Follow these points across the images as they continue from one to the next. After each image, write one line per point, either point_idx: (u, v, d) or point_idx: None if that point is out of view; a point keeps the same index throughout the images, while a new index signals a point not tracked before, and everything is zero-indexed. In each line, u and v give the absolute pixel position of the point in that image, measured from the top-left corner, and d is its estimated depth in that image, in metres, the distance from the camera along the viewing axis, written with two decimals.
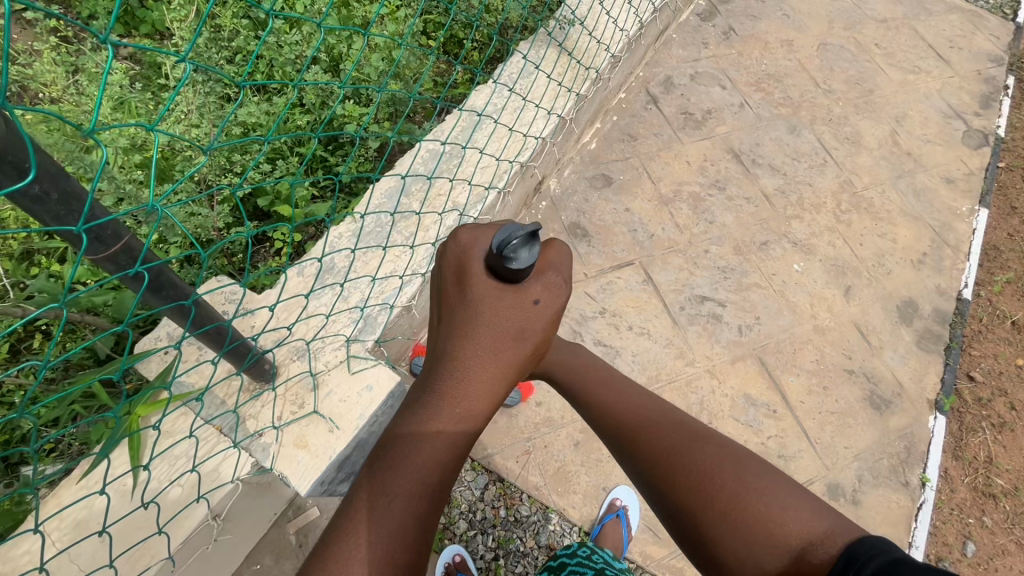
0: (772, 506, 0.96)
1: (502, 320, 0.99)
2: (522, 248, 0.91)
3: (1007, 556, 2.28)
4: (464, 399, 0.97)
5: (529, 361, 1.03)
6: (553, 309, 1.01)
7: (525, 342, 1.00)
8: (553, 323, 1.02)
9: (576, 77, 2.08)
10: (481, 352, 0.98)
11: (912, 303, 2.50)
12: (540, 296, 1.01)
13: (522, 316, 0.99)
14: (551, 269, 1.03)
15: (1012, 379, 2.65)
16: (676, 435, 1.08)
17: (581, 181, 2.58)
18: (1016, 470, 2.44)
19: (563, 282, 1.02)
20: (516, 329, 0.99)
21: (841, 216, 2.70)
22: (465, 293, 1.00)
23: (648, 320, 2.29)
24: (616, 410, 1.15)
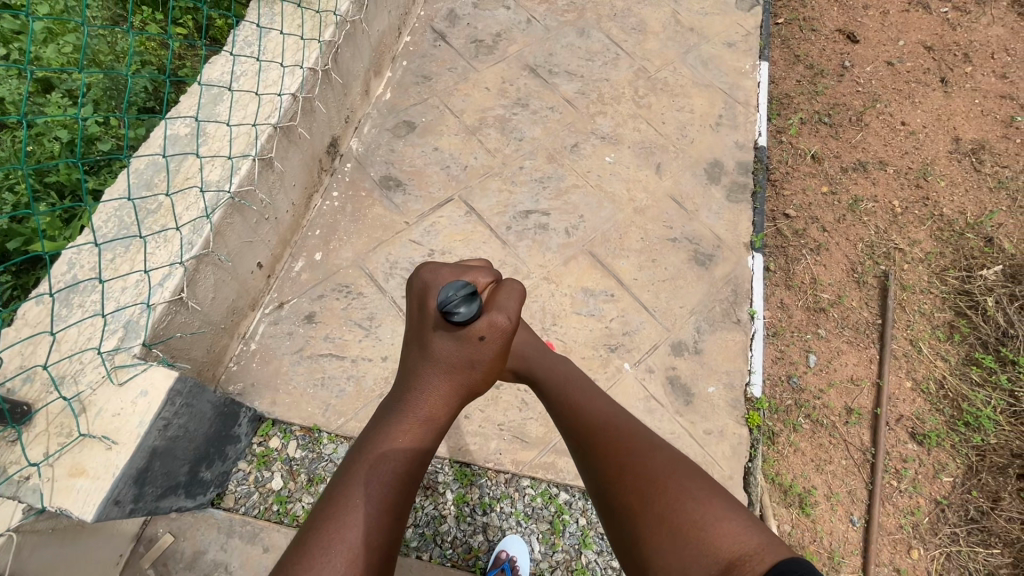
0: (712, 515, 0.95)
1: (456, 355, 1.12)
2: (462, 305, 1.08)
3: (843, 355, 2.56)
4: (421, 401, 1.12)
5: (480, 384, 1.18)
6: (501, 341, 1.13)
7: (477, 370, 1.15)
8: (501, 354, 1.15)
9: (316, 25, 1.95)
10: (435, 381, 1.12)
11: (717, 163, 2.69)
12: (486, 332, 1.11)
13: (472, 351, 1.12)
14: (498, 308, 1.12)
15: (821, 205, 2.95)
16: (629, 440, 1.13)
17: (384, 133, 2.52)
18: (837, 281, 2.74)
19: (508, 319, 1.12)
20: (464, 361, 1.13)
21: (641, 101, 2.82)
22: (427, 343, 1.14)
23: (478, 248, 2.31)
24: (588, 408, 1.24)
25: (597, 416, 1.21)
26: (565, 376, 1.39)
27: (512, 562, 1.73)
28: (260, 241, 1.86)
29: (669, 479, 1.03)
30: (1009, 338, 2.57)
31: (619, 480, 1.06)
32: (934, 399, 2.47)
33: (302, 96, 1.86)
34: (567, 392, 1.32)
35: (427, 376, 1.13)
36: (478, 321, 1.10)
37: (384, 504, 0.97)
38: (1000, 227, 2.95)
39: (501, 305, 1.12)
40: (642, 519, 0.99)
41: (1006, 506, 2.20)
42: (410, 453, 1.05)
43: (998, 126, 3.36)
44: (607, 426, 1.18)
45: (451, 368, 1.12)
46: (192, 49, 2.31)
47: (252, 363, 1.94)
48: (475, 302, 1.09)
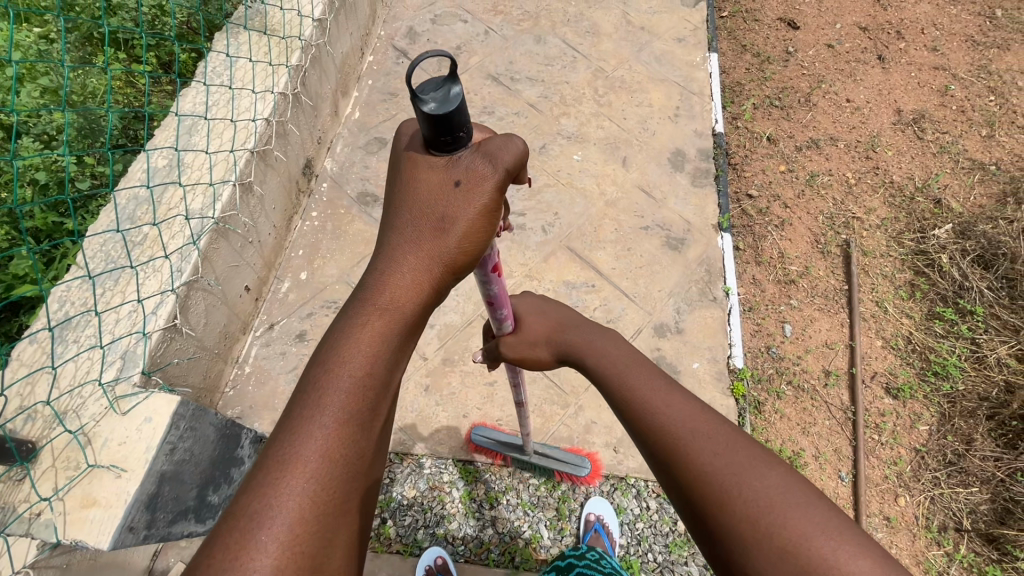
0: (836, 552, 0.72)
1: (432, 209, 0.91)
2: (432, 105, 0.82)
3: (816, 322, 2.69)
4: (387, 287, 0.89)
5: (464, 256, 0.93)
6: (485, 192, 0.90)
7: (453, 233, 0.91)
8: (488, 211, 0.91)
9: (283, 51, 2.01)
10: (404, 253, 0.91)
11: (679, 152, 2.82)
12: (462, 176, 0.90)
13: (450, 201, 0.90)
14: (488, 153, 0.90)
15: (781, 183, 3.10)
16: (727, 456, 0.84)
17: (357, 151, 2.57)
18: (803, 253, 2.89)
19: (496, 165, 0.89)
20: (436, 220, 0.90)
21: (601, 100, 2.94)
22: (395, 203, 0.93)
23: None
24: (661, 409, 0.93)
25: (675, 419, 0.91)
26: (625, 361, 1.06)
27: (600, 521, 1.86)
28: (246, 265, 1.89)
29: (779, 508, 0.77)
30: (966, 290, 2.73)
31: (719, 511, 0.80)
32: (904, 354, 2.61)
33: (275, 120, 1.92)
34: (627, 384, 1.00)
35: (395, 251, 0.91)
36: (461, 159, 0.89)
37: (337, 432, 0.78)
38: (946, 189, 3.14)
39: (492, 154, 0.89)
40: (752, 558, 0.75)
41: (979, 447, 2.33)
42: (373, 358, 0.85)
43: (934, 95, 3.58)
44: (699, 437, 0.88)
45: (423, 230, 0.91)
46: (158, 84, 2.32)
47: (248, 386, 1.96)
48: (452, 88, 0.81)
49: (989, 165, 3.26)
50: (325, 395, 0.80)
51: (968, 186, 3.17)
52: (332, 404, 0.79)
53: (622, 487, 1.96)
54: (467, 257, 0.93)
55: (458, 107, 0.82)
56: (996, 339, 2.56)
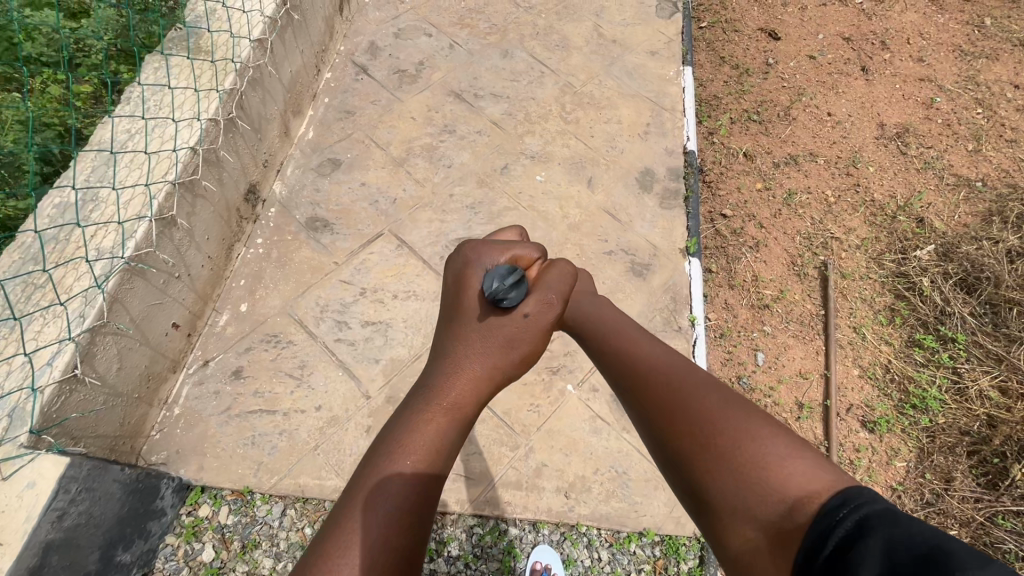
0: (787, 472, 0.80)
1: (498, 330, 1.18)
2: (511, 292, 1.14)
3: (790, 350, 2.57)
4: (460, 377, 1.12)
5: (517, 369, 1.21)
6: (545, 323, 1.21)
7: (516, 350, 1.19)
8: (543, 338, 1.22)
9: (215, 74, 1.90)
10: (477, 357, 1.16)
11: (648, 172, 2.70)
12: (529, 310, 1.19)
13: (515, 329, 1.18)
14: (545, 290, 1.22)
15: (757, 202, 2.99)
16: (681, 391, 0.99)
17: (308, 173, 2.47)
18: (778, 276, 2.77)
19: (554, 300, 1.21)
20: (504, 339, 1.18)
21: (568, 117, 2.83)
22: (468, 321, 1.19)
23: (410, 282, 2.25)
24: (655, 374, 1.05)
25: (665, 381, 1.02)
26: (626, 337, 1.18)
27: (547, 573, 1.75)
28: (170, 302, 1.79)
29: (744, 444, 0.86)
30: (947, 315, 2.60)
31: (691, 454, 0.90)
32: (882, 384, 2.48)
33: (203, 148, 1.81)
34: (622, 359, 1.13)
35: (467, 352, 1.16)
36: (527, 302, 1.19)
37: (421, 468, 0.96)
38: (929, 207, 3.02)
39: (560, 293, 1.22)
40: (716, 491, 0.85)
41: (958, 487, 2.21)
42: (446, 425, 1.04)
43: (919, 108, 3.46)
44: (660, 377, 1.04)
45: (491, 338, 1.17)
46: (77, 92, 2.16)
47: (176, 429, 1.86)
48: (522, 281, 1.16)
49: (975, 181, 3.14)
50: (406, 446, 0.98)
51: (952, 204, 3.04)
52: (415, 452, 0.97)
53: (571, 536, 1.85)
54: (523, 364, 1.22)
55: (524, 295, 1.17)
56: (979, 369, 2.44)
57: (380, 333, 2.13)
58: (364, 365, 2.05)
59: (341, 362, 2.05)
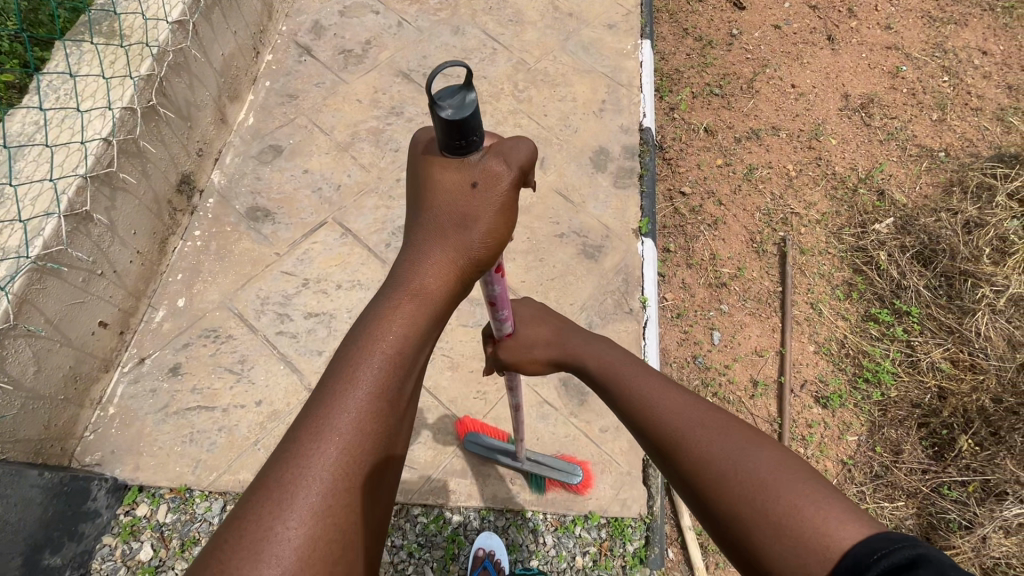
0: (821, 511, 0.74)
1: (449, 202, 0.90)
2: (451, 107, 0.81)
3: (746, 328, 2.55)
4: (420, 274, 0.88)
5: (486, 253, 0.92)
6: (502, 194, 0.90)
7: (476, 231, 0.90)
8: (505, 211, 0.91)
9: (131, 61, 1.82)
10: (431, 241, 0.90)
11: (602, 150, 2.64)
12: (478, 178, 0.89)
13: (464, 202, 0.90)
14: (502, 154, 0.91)
15: (717, 178, 2.94)
16: (708, 428, 0.88)
17: (249, 160, 2.38)
18: (736, 254, 2.74)
19: (511, 165, 0.90)
20: (458, 216, 0.90)
21: (521, 95, 2.75)
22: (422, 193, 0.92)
23: (355, 272, 2.20)
24: (654, 404, 0.96)
25: (672, 416, 0.92)
26: (620, 361, 1.09)
27: (491, 558, 1.75)
28: (94, 300, 1.74)
29: (764, 475, 0.79)
30: (903, 289, 2.59)
31: (716, 490, 0.82)
32: (837, 360, 2.48)
33: (119, 139, 1.73)
34: (617, 378, 1.05)
35: (422, 244, 0.91)
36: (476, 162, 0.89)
37: (378, 384, 0.79)
38: (890, 179, 2.98)
39: (507, 153, 0.90)
40: (755, 538, 0.76)
41: (907, 458, 2.22)
42: (408, 329, 0.84)
43: (884, 78, 3.40)
44: (679, 418, 0.92)
45: (445, 222, 0.90)
46: None
47: (111, 429, 1.81)
48: (468, 95, 0.82)
49: (938, 151, 3.10)
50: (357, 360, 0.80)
51: (914, 175, 3.00)
52: (366, 373, 0.79)
53: (517, 522, 1.85)
54: (489, 253, 0.93)
55: (475, 118, 0.83)
56: (931, 342, 2.43)
57: (323, 324, 2.08)
58: (306, 357, 2.01)
59: (283, 355, 2.01)
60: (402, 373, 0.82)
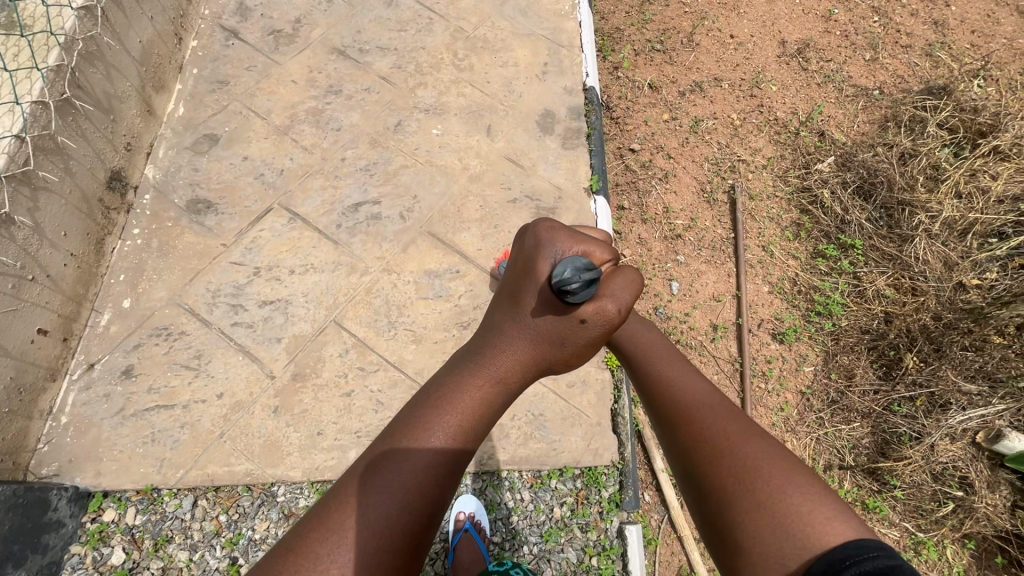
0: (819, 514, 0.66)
1: (551, 330, 0.83)
2: (580, 288, 0.77)
3: (703, 276, 2.62)
4: (501, 358, 0.83)
5: (566, 368, 0.88)
6: (600, 331, 0.83)
7: (565, 348, 0.84)
8: (598, 344, 0.84)
9: (38, 50, 1.72)
10: (517, 341, 0.83)
11: (548, 113, 2.63)
12: (589, 315, 0.81)
13: (568, 327, 0.83)
14: (613, 292, 0.82)
15: (665, 133, 2.97)
16: (721, 416, 0.82)
17: (183, 152, 2.29)
18: (688, 205, 2.79)
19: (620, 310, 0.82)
20: (553, 338, 0.83)
21: (461, 63, 2.71)
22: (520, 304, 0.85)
23: (308, 256, 2.16)
24: (678, 387, 0.90)
25: (690, 395, 0.88)
26: (650, 342, 1.04)
27: (471, 520, 1.79)
28: (29, 306, 1.67)
29: (763, 461, 0.72)
30: (847, 223, 2.69)
31: (711, 469, 0.75)
32: (790, 297, 2.57)
33: (33, 135, 1.64)
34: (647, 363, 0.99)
35: (511, 332, 0.84)
36: (587, 304, 0.80)
37: (460, 438, 0.78)
38: (829, 120, 3.07)
39: (615, 292, 0.82)
40: (738, 515, 0.69)
41: (859, 382, 2.33)
42: (484, 414, 0.81)
43: (819, 22, 3.47)
44: (697, 404, 0.86)
45: (540, 335, 0.83)
46: None
47: (66, 438, 1.76)
48: (594, 275, 0.78)
49: (872, 90, 3.20)
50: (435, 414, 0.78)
51: (851, 114, 3.10)
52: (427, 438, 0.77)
53: (493, 482, 1.89)
54: (572, 361, 0.87)
55: (594, 290, 0.78)
56: (875, 271, 2.53)
57: (279, 312, 2.05)
58: (265, 346, 1.98)
59: (240, 346, 1.97)
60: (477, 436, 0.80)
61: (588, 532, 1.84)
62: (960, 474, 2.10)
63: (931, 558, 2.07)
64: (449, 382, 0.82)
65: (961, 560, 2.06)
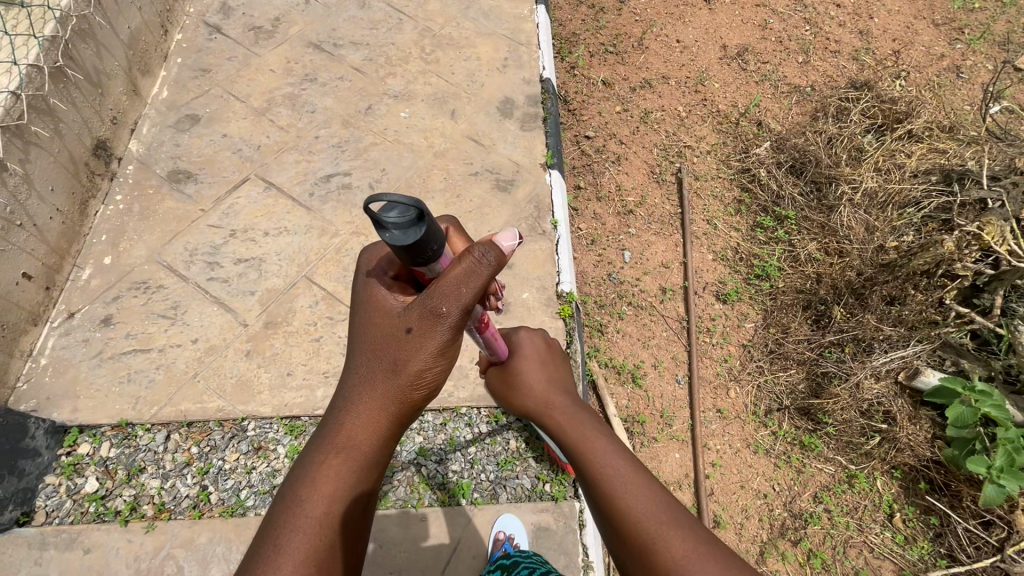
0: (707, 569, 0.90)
1: (385, 339, 0.94)
2: (398, 232, 0.78)
3: (653, 246, 2.84)
4: (373, 385, 0.96)
5: (412, 392, 0.96)
6: (435, 335, 0.90)
7: (406, 366, 0.93)
8: (436, 350, 0.92)
9: (37, 24, 1.94)
10: (370, 363, 0.95)
11: (508, 100, 2.88)
12: (418, 323, 0.90)
13: (400, 343, 0.92)
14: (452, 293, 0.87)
15: (617, 122, 3.24)
16: (631, 482, 1.05)
17: (166, 130, 2.46)
18: (639, 185, 3.04)
19: (453, 310, 0.88)
20: (391, 360, 0.94)
21: (429, 57, 2.96)
22: (371, 309, 0.96)
23: (281, 220, 2.32)
24: (599, 457, 1.11)
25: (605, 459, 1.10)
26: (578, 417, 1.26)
27: (511, 541, 1.78)
28: (16, 251, 1.81)
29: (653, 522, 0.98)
30: (782, 198, 2.96)
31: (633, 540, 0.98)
32: (732, 263, 2.79)
33: (28, 94, 1.83)
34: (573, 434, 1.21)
35: (369, 360, 0.96)
36: (420, 299, 0.89)
37: (352, 482, 0.94)
38: (766, 112, 3.37)
39: (459, 292, 0.86)
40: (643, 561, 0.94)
41: (795, 333, 2.53)
42: (368, 444, 0.95)
43: (756, 30, 3.83)
44: (614, 475, 1.07)
45: (382, 347, 0.94)
46: None
47: (44, 378, 1.86)
48: (416, 231, 0.78)
49: (805, 87, 3.53)
50: (302, 505, 0.89)
51: (786, 107, 3.41)
52: (340, 463, 0.93)
53: (452, 419, 2.02)
54: (418, 391, 0.97)
55: (417, 246, 0.79)
56: (807, 238, 2.79)
57: (253, 268, 2.19)
58: (239, 298, 2.11)
59: (215, 298, 2.10)
60: (359, 489, 0.94)
61: (543, 461, 1.97)
62: (884, 409, 2.31)
63: (864, 489, 2.24)
64: (306, 463, 0.93)
65: (890, 490, 2.23)
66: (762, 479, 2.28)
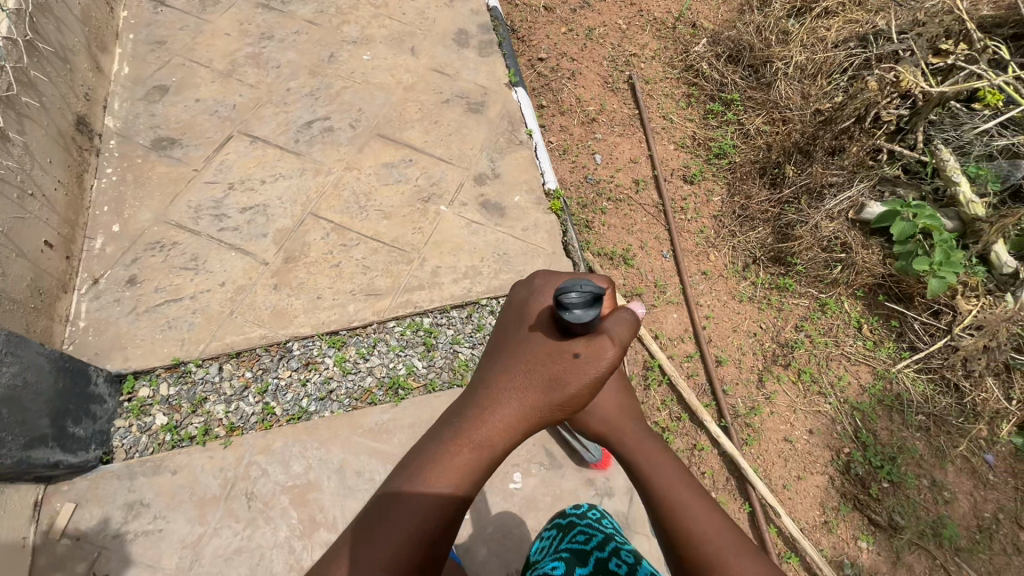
0: None
1: (538, 367, 1.02)
2: (579, 308, 0.93)
3: (619, 146, 3.07)
4: (495, 406, 0.99)
5: (558, 413, 1.02)
6: (592, 370, 1.00)
7: (559, 391, 1.00)
8: (590, 385, 1.01)
9: None
10: (512, 386, 1.01)
11: (462, 31, 3.01)
12: (581, 352, 1.00)
13: (564, 368, 1.00)
14: (606, 333, 1.01)
15: (565, 42, 3.42)
16: (705, 517, 1.03)
17: (138, 103, 2.49)
18: (596, 95, 3.24)
19: (612, 349, 1.00)
20: (545, 378, 1.01)
21: (377, 3, 3.04)
22: (523, 336, 1.07)
23: (274, 167, 2.42)
24: (669, 488, 1.07)
25: (676, 491, 1.07)
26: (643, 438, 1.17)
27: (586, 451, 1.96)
28: (35, 219, 1.90)
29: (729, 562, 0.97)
30: (725, 85, 3.23)
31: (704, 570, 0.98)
32: (692, 149, 3.06)
33: (10, 67, 1.90)
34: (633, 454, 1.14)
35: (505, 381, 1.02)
36: (578, 339, 1.00)
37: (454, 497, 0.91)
38: (698, 13, 3.62)
39: (613, 338, 1.00)
40: None
41: (757, 197, 2.85)
42: (470, 461, 0.94)
43: None
44: (688, 512, 1.03)
45: (526, 371, 1.02)
46: None
47: (87, 337, 1.95)
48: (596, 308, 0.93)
49: None
50: (419, 491, 0.90)
51: (715, 6, 3.66)
52: (441, 478, 0.91)
53: (475, 310, 2.19)
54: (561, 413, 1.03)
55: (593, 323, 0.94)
56: (753, 115, 3.09)
57: (259, 214, 2.30)
58: (253, 241, 2.23)
59: (231, 245, 2.21)
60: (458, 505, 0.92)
61: None
62: (841, 242, 2.64)
63: (835, 312, 2.59)
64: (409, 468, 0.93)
65: (856, 309, 2.60)
66: (750, 322, 2.60)
